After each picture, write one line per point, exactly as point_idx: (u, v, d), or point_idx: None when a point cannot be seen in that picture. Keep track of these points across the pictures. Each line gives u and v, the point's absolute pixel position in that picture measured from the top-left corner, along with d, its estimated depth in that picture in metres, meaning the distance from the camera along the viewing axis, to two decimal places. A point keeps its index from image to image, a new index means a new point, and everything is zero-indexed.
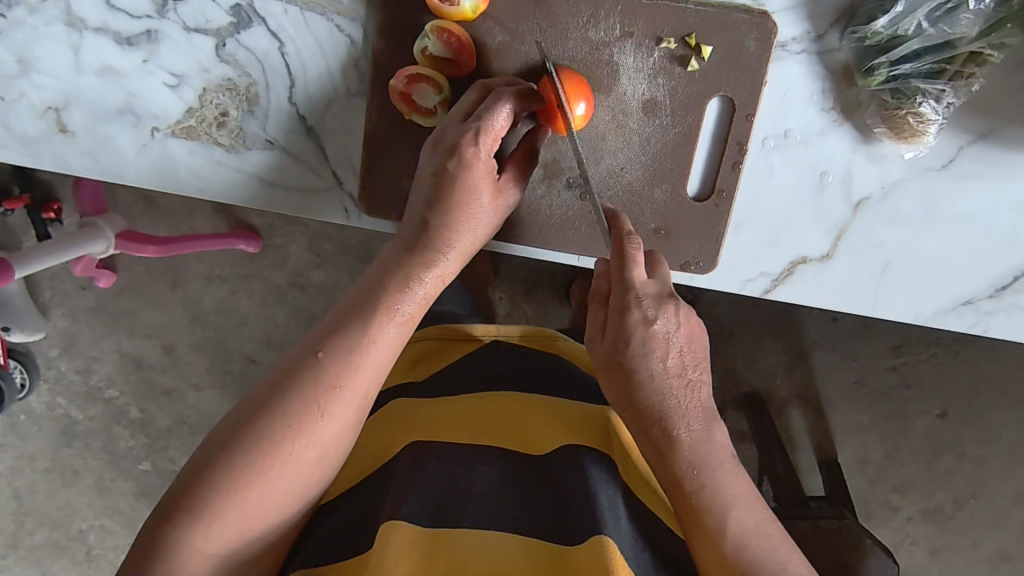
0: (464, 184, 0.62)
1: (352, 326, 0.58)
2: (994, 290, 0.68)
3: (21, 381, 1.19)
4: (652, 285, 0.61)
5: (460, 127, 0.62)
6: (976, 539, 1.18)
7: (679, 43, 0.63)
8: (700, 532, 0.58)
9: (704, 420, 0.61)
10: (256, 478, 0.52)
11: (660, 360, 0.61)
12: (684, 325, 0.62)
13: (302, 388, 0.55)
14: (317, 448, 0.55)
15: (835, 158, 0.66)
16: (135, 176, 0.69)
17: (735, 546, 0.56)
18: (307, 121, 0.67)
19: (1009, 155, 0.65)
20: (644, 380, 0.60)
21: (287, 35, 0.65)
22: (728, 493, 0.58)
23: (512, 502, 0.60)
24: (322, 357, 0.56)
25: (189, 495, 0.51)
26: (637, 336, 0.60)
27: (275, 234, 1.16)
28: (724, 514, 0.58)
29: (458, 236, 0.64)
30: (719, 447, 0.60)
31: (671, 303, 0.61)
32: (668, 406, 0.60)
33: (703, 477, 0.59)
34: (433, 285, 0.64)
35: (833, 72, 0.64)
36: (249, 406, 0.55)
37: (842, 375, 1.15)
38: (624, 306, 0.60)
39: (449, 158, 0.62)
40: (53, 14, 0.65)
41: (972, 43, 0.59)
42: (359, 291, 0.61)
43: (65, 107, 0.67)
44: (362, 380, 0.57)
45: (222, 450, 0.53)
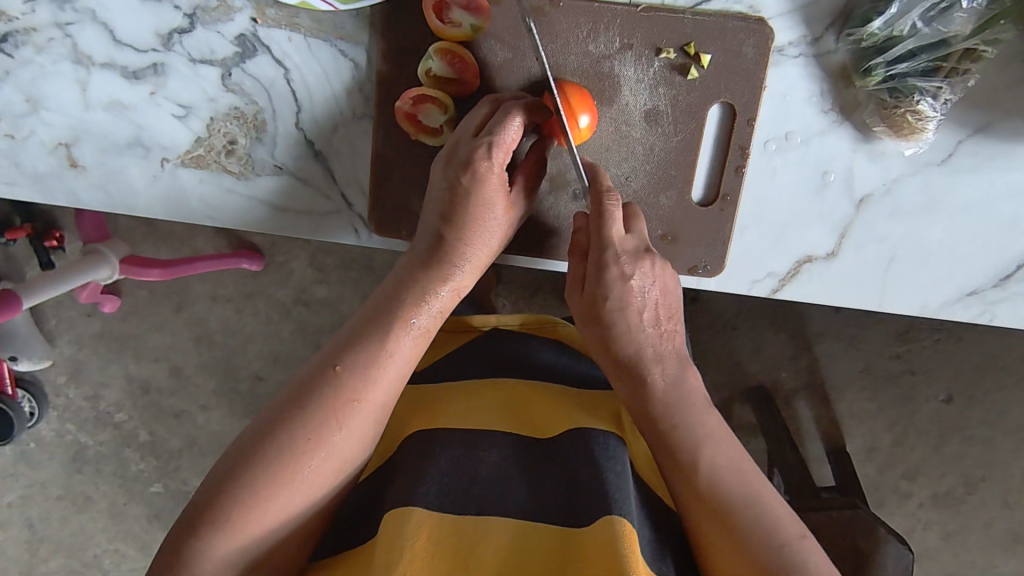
0: (477, 198, 0.63)
1: (370, 339, 0.59)
2: (997, 279, 0.69)
3: (31, 410, 1.20)
4: (630, 240, 0.64)
5: (471, 142, 0.62)
6: (988, 521, 1.20)
7: (677, 53, 0.64)
8: (677, 471, 0.58)
9: (676, 364, 0.63)
10: (277, 489, 0.53)
11: (636, 313, 0.64)
12: (663, 279, 0.65)
13: (321, 401, 0.56)
14: (336, 459, 0.56)
15: (836, 157, 0.67)
16: (147, 206, 0.69)
17: (708, 478, 0.57)
18: (314, 145, 0.68)
19: (1007, 146, 0.66)
20: (621, 332, 0.64)
21: (291, 62, 0.66)
22: (701, 430, 0.59)
23: (519, 485, 0.60)
24: (338, 370, 0.57)
25: (211, 505, 0.52)
26: (615, 290, 0.64)
27: (278, 252, 1.16)
28: (696, 449, 0.58)
29: (472, 247, 0.64)
30: (693, 389, 0.62)
31: (647, 257, 0.64)
32: (643, 353, 0.63)
33: (676, 417, 0.60)
34: (449, 298, 0.64)
35: (830, 72, 0.65)
36: (269, 418, 0.55)
37: (847, 364, 1.16)
38: (601, 262, 0.63)
39: (461, 172, 0.62)
40: (60, 52, 0.66)
41: (966, 40, 0.60)
42: (375, 305, 0.62)
43: (75, 142, 0.68)
44: (380, 393, 0.58)
45: (244, 458, 0.53)
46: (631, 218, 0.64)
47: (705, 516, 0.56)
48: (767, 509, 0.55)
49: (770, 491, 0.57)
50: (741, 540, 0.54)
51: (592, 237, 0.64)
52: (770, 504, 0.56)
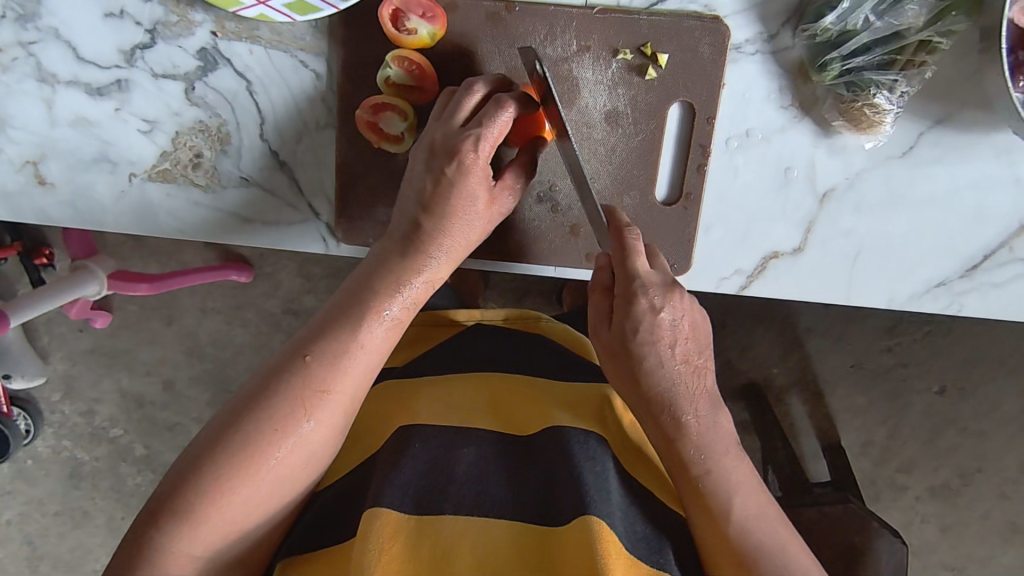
0: (460, 189, 0.61)
1: (338, 329, 0.57)
2: (964, 270, 0.69)
3: (26, 428, 1.21)
4: (656, 275, 0.61)
5: (457, 132, 0.61)
6: (985, 512, 1.19)
7: (635, 54, 0.65)
8: (706, 517, 0.57)
9: (708, 405, 0.61)
10: (242, 481, 0.51)
11: (667, 347, 0.60)
12: (690, 315, 0.61)
13: (287, 391, 0.54)
14: (304, 453, 0.54)
15: (798, 153, 0.67)
16: (115, 221, 0.70)
17: (739, 531, 0.56)
18: (280, 156, 0.68)
19: (967, 137, 0.66)
20: (653, 367, 0.60)
21: (253, 74, 0.67)
22: (733, 478, 0.58)
23: (498, 481, 0.57)
24: (308, 360, 0.55)
25: (172, 496, 0.50)
26: (645, 324, 0.60)
27: (265, 263, 1.16)
28: (728, 499, 0.57)
29: (450, 237, 0.62)
30: (725, 431, 0.60)
31: (676, 292, 0.60)
32: (677, 390, 0.60)
33: (709, 460, 0.58)
34: (423, 290, 0.62)
35: (787, 68, 0.66)
36: (234, 408, 0.53)
37: (837, 358, 1.16)
38: (629, 296, 0.60)
39: (448, 163, 0.61)
40: (24, 71, 0.66)
41: (920, 32, 0.60)
42: (347, 292, 0.60)
43: (42, 160, 0.68)
44: (350, 384, 0.56)
45: (209, 450, 0.52)
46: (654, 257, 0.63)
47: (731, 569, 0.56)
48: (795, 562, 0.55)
49: (798, 546, 0.57)
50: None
51: (618, 270, 0.61)
52: (802, 565, 0.55)
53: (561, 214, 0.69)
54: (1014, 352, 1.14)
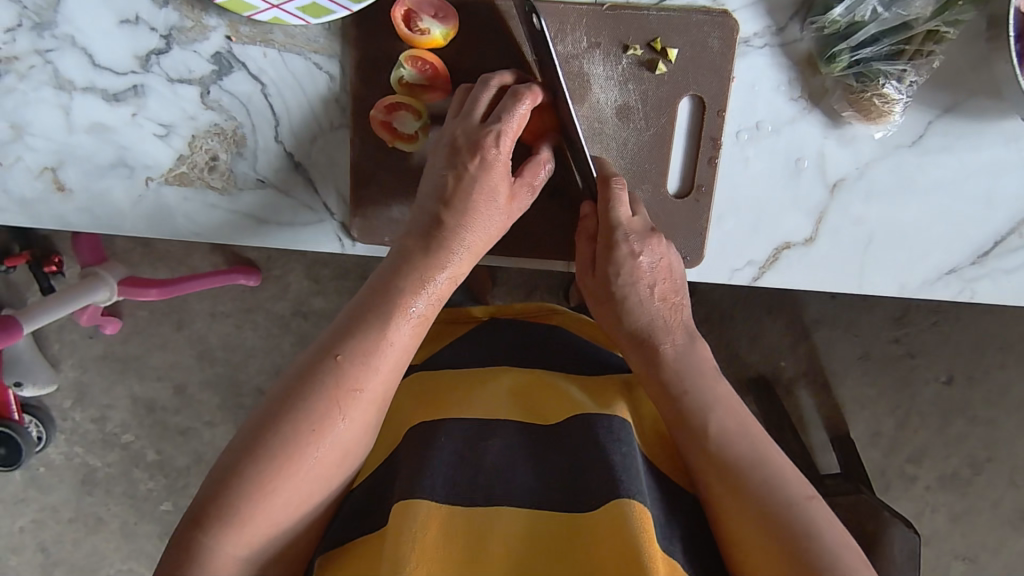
0: (481, 185, 0.62)
1: (366, 328, 0.57)
2: (975, 257, 0.69)
3: (38, 434, 1.22)
4: (636, 220, 0.65)
5: (478, 128, 0.62)
6: (996, 501, 1.20)
7: (645, 49, 0.66)
8: (687, 434, 0.59)
9: (685, 335, 0.65)
10: (282, 483, 0.52)
11: (647, 286, 0.65)
12: (668, 257, 0.66)
13: (320, 391, 0.54)
14: (338, 451, 0.55)
15: (808, 144, 0.68)
16: (134, 225, 0.71)
17: (718, 444, 0.58)
18: (295, 158, 0.69)
19: (975, 126, 0.67)
20: (632, 305, 0.65)
21: (268, 77, 0.67)
22: (710, 396, 0.60)
23: (524, 474, 0.58)
24: (339, 359, 0.55)
25: (214, 500, 0.51)
26: (626, 267, 0.65)
27: (274, 265, 1.17)
28: (704, 415, 0.59)
29: (470, 232, 0.63)
30: (703, 359, 0.63)
31: (654, 236, 0.65)
32: (655, 324, 0.65)
33: (686, 384, 0.61)
34: (446, 285, 0.62)
35: (796, 61, 0.66)
36: (268, 410, 0.54)
37: (845, 349, 1.17)
38: (611, 241, 0.65)
39: (469, 158, 0.62)
40: (41, 79, 0.67)
41: (928, 22, 0.61)
42: (370, 289, 0.60)
43: (60, 166, 0.69)
44: (380, 382, 0.57)
45: (247, 453, 0.52)
46: (635, 203, 0.67)
47: (720, 486, 0.56)
48: (777, 471, 0.56)
49: (779, 456, 0.58)
50: (757, 507, 0.54)
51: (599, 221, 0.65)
52: (784, 474, 0.56)
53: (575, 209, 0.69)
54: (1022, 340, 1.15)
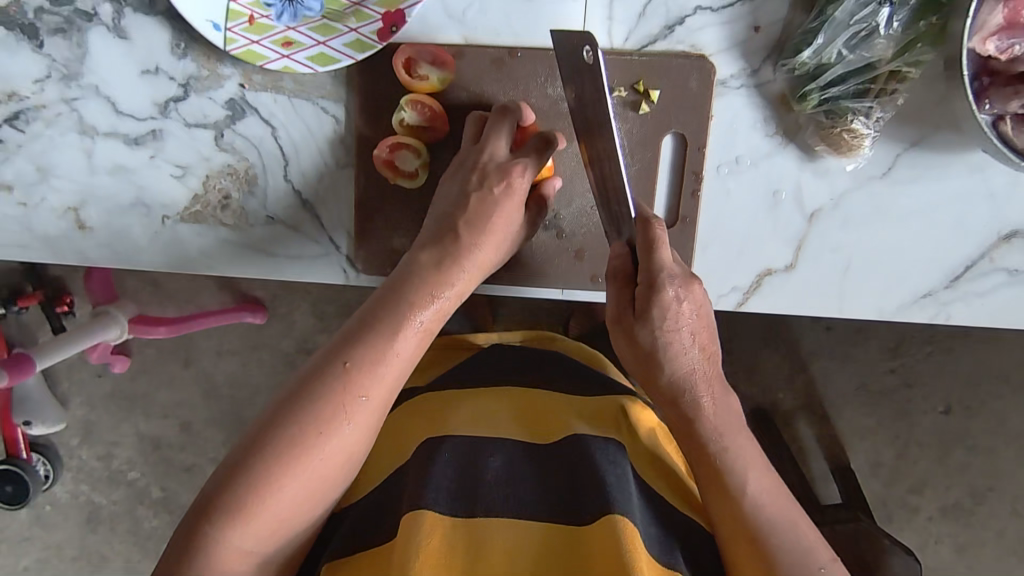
0: (500, 205, 0.68)
1: (374, 336, 0.60)
2: (947, 281, 0.73)
3: (45, 472, 1.24)
4: (678, 265, 0.64)
5: (506, 161, 0.69)
6: (1000, 531, 1.21)
7: (629, 91, 0.71)
8: (721, 492, 0.61)
9: (721, 389, 0.65)
10: (290, 478, 0.55)
11: (688, 336, 0.64)
12: (704, 307, 0.65)
13: (328, 394, 0.57)
14: (345, 451, 0.58)
15: (785, 177, 0.72)
16: (150, 259, 0.75)
17: (752, 505, 0.59)
18: (303, 196, 0.74)
19: (941, 159, 0.71)
20: (675, 352, 0.64)
21: (278, 121, 0.72)
22: (745, 456, 0.62)
23: (525, 486, 0.60)
24: (347, 366, 0.59)
25: (222, 496, 0.54)
26: (669, 314, 0.63)
27: (279, 303, 1.21)
28: (743, 475, 0.61)
29: (479, 252, 0.67)
30: (738, 415, 0.65)
31: (696, 283, 0.64)
32: (694, 377, 0.64)
33: (726, 441, 0.62)
34: (450, 301, 0.65)
35: (771, 101, 0.71)
36: (277, 408, 0.57)
37: (843, 380, 1.19)
38: (654, 285, 0.62)
39: (497, 182, 0.68)
40: (67, 125, 0.72)
41: (889, 63, 0.65)
42: (381, 301, 0.63)
43: (82, 206, 0.74)
44: (384, 388, 0.60)
45: (253, 450, 0.55)
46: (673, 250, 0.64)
47: (744, 544, 0.58)
48: (802, 536, 0.58)
49: (805, 523, 0.60)
50: (782, 568, 0.56)
51: (641, 262, 0.62)
52: (810, 542, 0.58)
53: (565, 240, 0.73)
54: (1016, 369, 1.17)
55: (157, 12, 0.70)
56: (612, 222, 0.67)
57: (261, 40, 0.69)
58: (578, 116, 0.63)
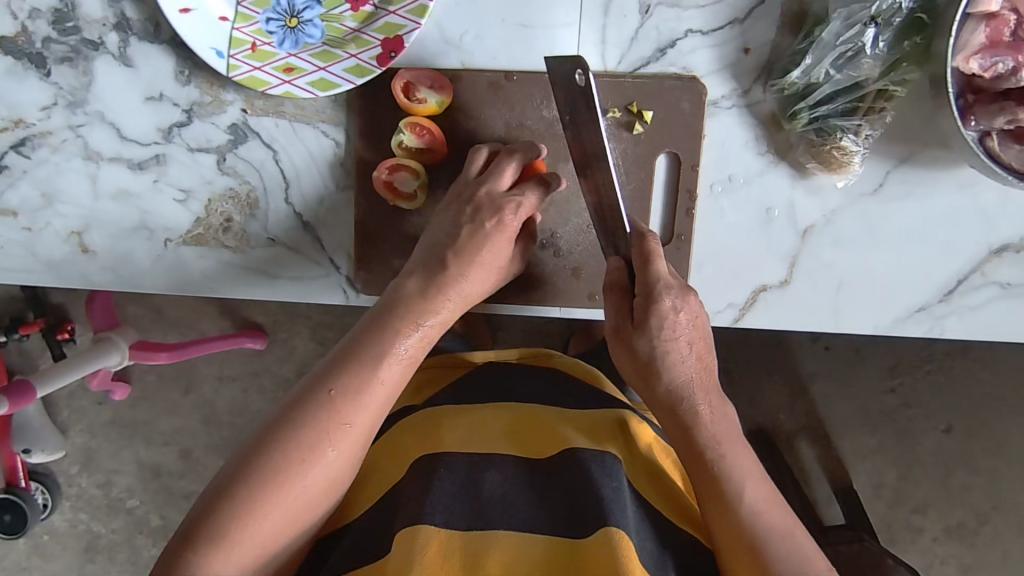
0: (486, 239, 0.68)
1: (359, 365, 0.61)
2: (941, 296, 0.74)
3: (44, 501, 1.24)
4: (674, 277, 0.65)
5: (502, 197, 0.68)
6: (1006, 552, 1.21)
7: (622, 112, 0.72)
8: (718, 502, 0.61)
9: (718, 398, 0.66)
10: (272, 508, 0.56)
11: (685, 345, 0.65)
12: (700, 318, 0.66)
13: (312, 423, 0.58)
14: (329, 478, 0.58)
15: (777, 195, 0.73)
16: (152, 282, 0.76)
17: (748, 514, 0.60)
18: (303, 218, 0.75)
19: (930, 176, 0.72)
20: (672, 361, 0.65)
21: (279, 145, 0.73)
22: (742, 465, 0.62)
23: (522, 502, 0.60)
24: (332, 394, 0.59)
25: (206, 522, 0.54)
26: (667, 323, 0.64)
27: (280, 329, 1.22)
28: (739, 483, 0.61)
29: (465, 283, 0.68)
30: (735, 424, 0.65)
31: (691, 294, 0.65)
32: (691, 385, 0.65)
33: (724, 450, 0.63)
34: (435, 329, 0.67)
35: (762, 120, 0.72)
36: (262, 437, 0.58)
37: (843, 400, 1.19)
38: (651, 294, 0.63)
39: (489, 217, 0.68)
40: (72, 151, 0.74)
41: (876, 82, 0.67)
42: (366, 330, 0.64)
43: (86, 230, 0.75)
44: (369, 417, 0.61)
45: (237, 478, 0.56)
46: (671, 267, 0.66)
47: (743, 555, 0.59)
48: (799, 546, 0.58)
49: (801, 534, 0.60)
50: None
51: (637, 275, 0.64)
52: (806, 551, 0.58)
53: (562, 258, 0.74)
54: (1016, 388, 1.18)
55: (162, 40, 0.72)
56: (607, 238, 0.68)
57: (263, 67, 0.71)
58: (572, 138, 0.64)
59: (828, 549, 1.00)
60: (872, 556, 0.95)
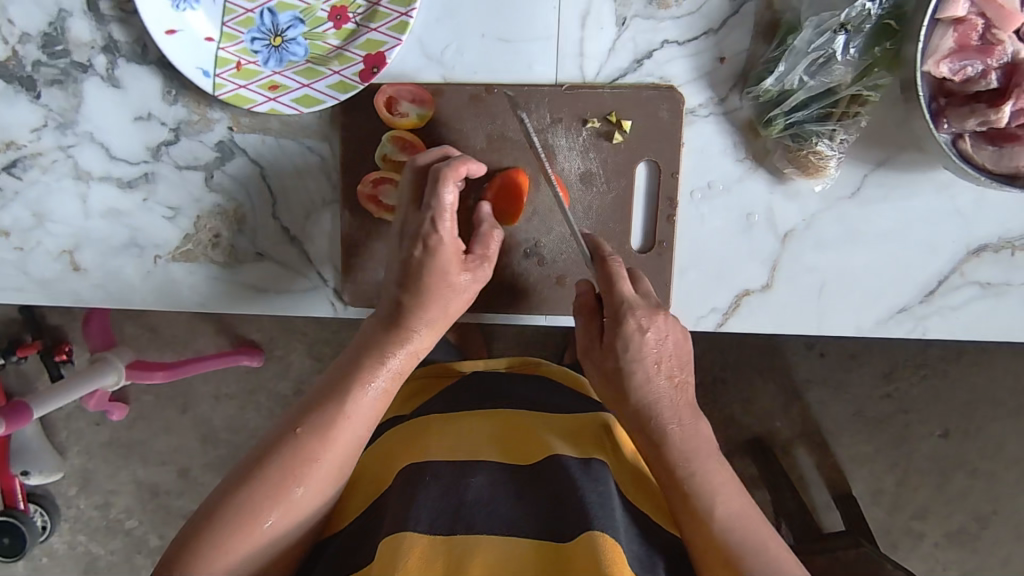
0: (433, 266, 0.66)
1: (330, 401, 0.62)
2: (922, 297, 0.75)
3: (43, 523, 1.24)
4: (641, 298, 0.68)
5: (418, 214, 0.67)
6: (1006, 556, 1.21)
7: (601, 122, 0.73)
8: (692, 516, 0.62)
9: (690, 414, 0.67)
10: (237, 546, 0.57)
11: (654, 364, 0.67)
12: (673, 335, 0.68)
13: (278, 462, 0.59)
14: (300, 515, 0.60)
15: (757, 200, 0.74)
16: (142, 299, 0.77)
17: (722, 528, 0.60)
18: (291, 232, 0.76)
19: (907, 178, 0.73)
20: (641, 381, 0.67)
21: (266, 160, 0.75)
22: (714, 478, 0.63)
23: (507, 507, 0.61)
24: (298, 433, 0.61)
25: (177, 560, 0.57)
26: (634, 344, 0.67)
27: (276, 346, 1.22)
28: (711, 498, 0.62)
29: (426, 311, 0.67)
30: (707, 438, 0.66)
31: (660, 313, 0.67)
32: (661, 404, 0.66)
33: (694, 466, 0.63)
34: (407, 359, 0.67)
35: (739, 127, 0.74)
36: (232, 478, 0.60)
37: (839, 407, 1.19)
38: (619, 314, 0.67)
39: (416, 242, 0.67)
40: (62, 170, 0.75)
41: (850, 87, 0.68)
42: (340, 365, 0.66)
43: (77, 249, 0.76)
44: (337, 454, 0.61)
45: (207, 517, 0.58)
46: (636, 281, 0.70)
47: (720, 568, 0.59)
48: (773, 556, 0.59)
49: (778, 541, 0.61)
50: None
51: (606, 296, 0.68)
52: (782, 559, 0.59)
53: (546, 266, 0.75)
54: (1011, 392, 1.17)
55: (149, 61, 0.74)
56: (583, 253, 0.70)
57: (248, 85, 0.72)
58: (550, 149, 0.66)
59: (824, 556, 1.00)
60: (868, 560, 0.95)
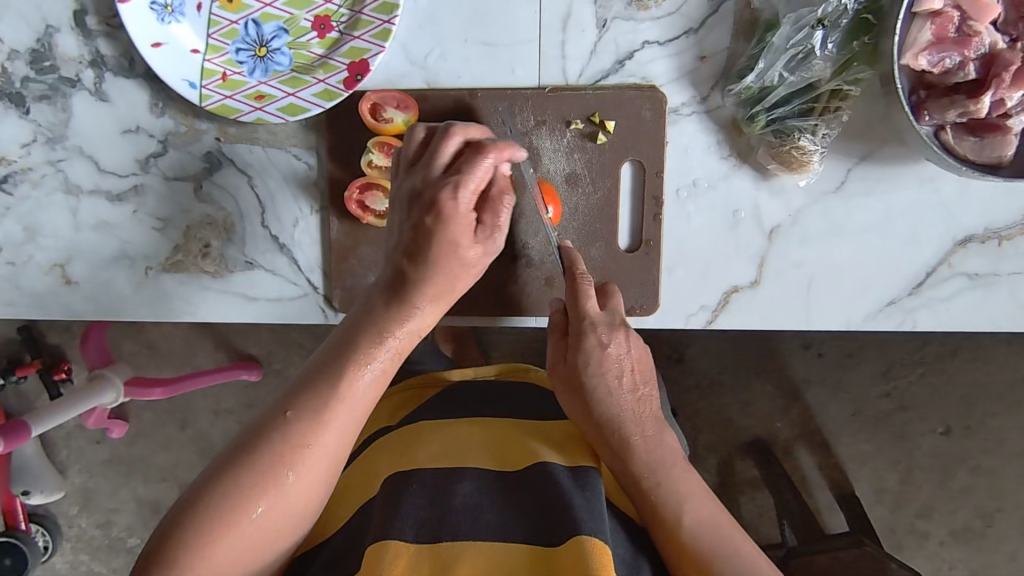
0: (443, 236, 0.66)
1: (319, 387, 0.62)
2: (910, 289, 0.75)
3: (44, 543, 1.25)
4: (603, 315, 0.70)
5: (437, 179, 0.66)
6: (1012, 553, 1.21)
7: (585, 123, 0.74)
8: (662, 526, 0.61)
9: (654, 426, 0.67)
10: (224, 535, 0.55)
11: (615, 378, 0.68)
12: (636, 350, 0.70)
13: (268, 447, 0.58)
14: (290, 506, 0.58)
15: (742, 197, 0.75)
16: (134, 311, 0.77)
17: (690, 535, 0.60)
18: (279, 240, 0.76)
19: (892, 171, 0.74)
20: (603, 395, 0.67)
21: (254, 170, 0.75)
22: (682, 487, 0.63)
23: (493, 513, 0.61)
24: (289, 416, 0.60)
25: (160, 550, 0.54)
26: (595, 358, 0.68)
27: (274, 358, 1.22)
28: (679, 505, 0.62)
29: (430, 287, 0.67)
30: (671, 449, 0.65)
31: (621, 330, 0.69)
32: (624, 417, 0.66)
33: (659, 476, 0.63)
34: (407, 340, 0.67)
35: (722, 124, 0.74)
36: (220, 464, 0.58)
37: (838, 407, 1.19)
38: (580, 333, 0.69)
39: (428, 208, 0.66)
40: (52, 185, 0.75)
41: (829, 82, 0.68)
42: (330, 350, 0.65)
43: (68, 262, 0.76)
44: (331, 437, 0.61)
45: (192, 505, 0.56)
46: (607, 296, 0.71)
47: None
48: (744, 559, 0.59)
49: (749, 545, 0.61)
50: None
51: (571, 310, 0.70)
52: (753, 561, 0.59)
53: (534, 269, 0.75)
54: (1011, 387, 1.17)
55: (136, 74, 0.74)
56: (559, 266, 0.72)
57: (233, 95, 0.73)
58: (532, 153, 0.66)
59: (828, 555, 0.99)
60: (870, 558, 0.94)
